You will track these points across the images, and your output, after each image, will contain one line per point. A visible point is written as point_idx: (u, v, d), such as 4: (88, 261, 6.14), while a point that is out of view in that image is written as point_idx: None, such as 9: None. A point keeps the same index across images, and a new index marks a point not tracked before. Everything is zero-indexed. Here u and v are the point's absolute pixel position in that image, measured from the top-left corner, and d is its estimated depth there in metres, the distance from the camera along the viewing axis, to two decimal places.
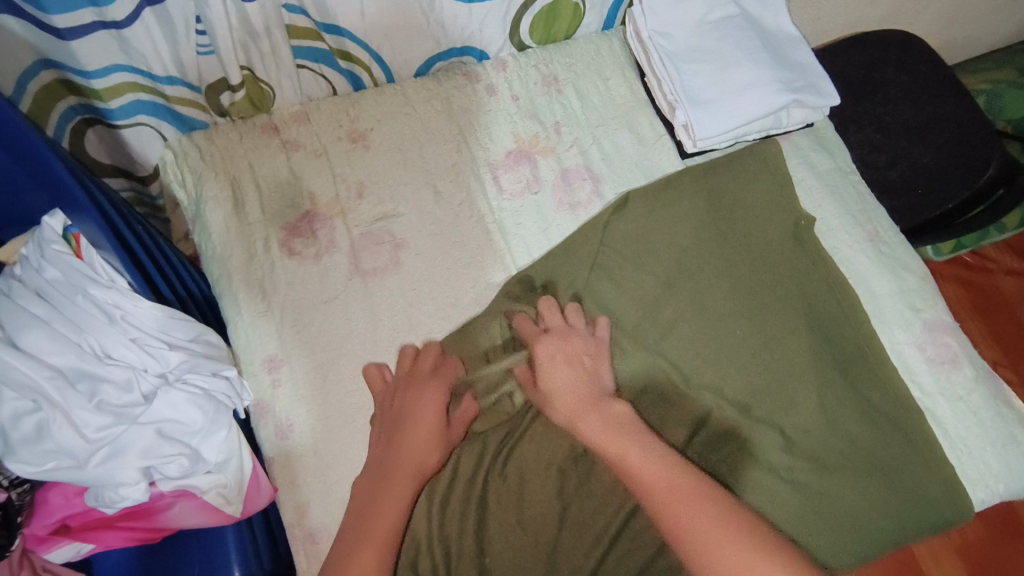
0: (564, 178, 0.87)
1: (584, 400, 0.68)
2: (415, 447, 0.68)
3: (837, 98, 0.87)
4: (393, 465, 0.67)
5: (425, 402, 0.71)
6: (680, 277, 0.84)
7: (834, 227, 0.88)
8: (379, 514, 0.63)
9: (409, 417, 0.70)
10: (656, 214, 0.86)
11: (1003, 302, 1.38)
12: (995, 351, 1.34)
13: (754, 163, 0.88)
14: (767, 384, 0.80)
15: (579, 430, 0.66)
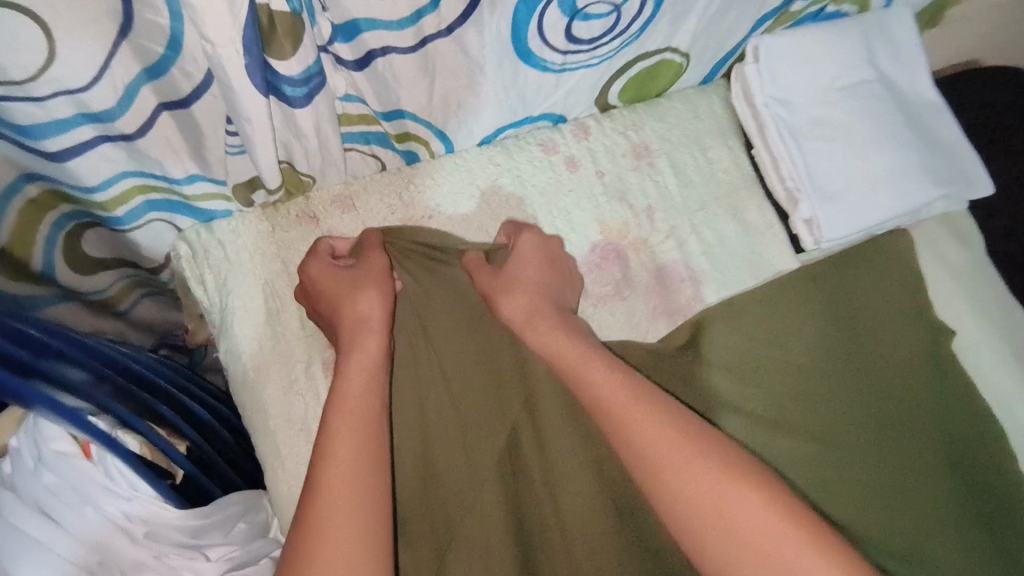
0: (660, 278, 0.74)
1: (542, 307, 0.64)
2: (366, 311, 0.61)
3: (992, 189, 0.73)
4: (352, 338, 0.60)
5: (335, 274, 0.64)
6: (797, 397, 0.70)
7: (974, 341, 0.75)
8: (351, 392, 0.56)
9: (346, 294, 0.62)
10: (768, 320, 0.72)
11: None
12: None
13: (878, 263, 0.76)
14: (907, 536, 0.65)
15: (536, 335, 0.62)
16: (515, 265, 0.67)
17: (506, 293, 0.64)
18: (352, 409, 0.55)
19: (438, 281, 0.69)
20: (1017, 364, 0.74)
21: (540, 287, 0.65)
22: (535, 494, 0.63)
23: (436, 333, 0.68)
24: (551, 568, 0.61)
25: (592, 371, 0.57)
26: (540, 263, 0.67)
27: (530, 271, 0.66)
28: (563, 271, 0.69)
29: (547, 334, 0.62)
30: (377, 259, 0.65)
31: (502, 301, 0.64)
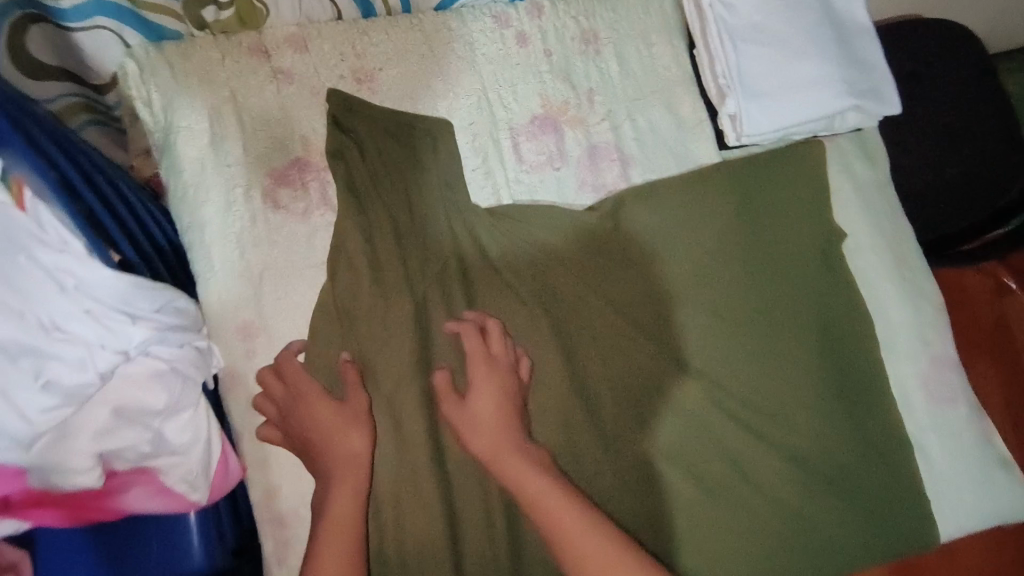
0: (591, 155, 0.79)
1: (518, 447, 0.66)
2: (331, 443, 0.64)
3: (899, 107, 0.79)
4: (325, 486, 0.64)
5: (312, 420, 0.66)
6: (703, 286, 0.79)
7: (863, 247, 0.83)
8: (340, 506, 0.62)
9: (309, 438, 0.65)
10: (683, 209, 0.79)
11: None
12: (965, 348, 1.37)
13: (793, 169, 0.82)
14: (768, 402, 0.79)
15: (501, 466, 0.65)
16: (474, 396, 0.68)
17: (477, 408, 0.67)
18: (339, 524, 0.61)
19: (393, 143, 0.73)
20: (896, 270, 0.84)
21: (502, 416, 0.67)
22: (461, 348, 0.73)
23: (380, 184, 0.72)
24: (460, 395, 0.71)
25: (563, 513, 0.62)
26: (500, 391, 0.68)
27: (485, 401, 0.68)
28: (515, 394, 0.69)
29: (511, 470, 0.64)
30: (313, 401, 0.66)
31: (468, 437, 0.67)
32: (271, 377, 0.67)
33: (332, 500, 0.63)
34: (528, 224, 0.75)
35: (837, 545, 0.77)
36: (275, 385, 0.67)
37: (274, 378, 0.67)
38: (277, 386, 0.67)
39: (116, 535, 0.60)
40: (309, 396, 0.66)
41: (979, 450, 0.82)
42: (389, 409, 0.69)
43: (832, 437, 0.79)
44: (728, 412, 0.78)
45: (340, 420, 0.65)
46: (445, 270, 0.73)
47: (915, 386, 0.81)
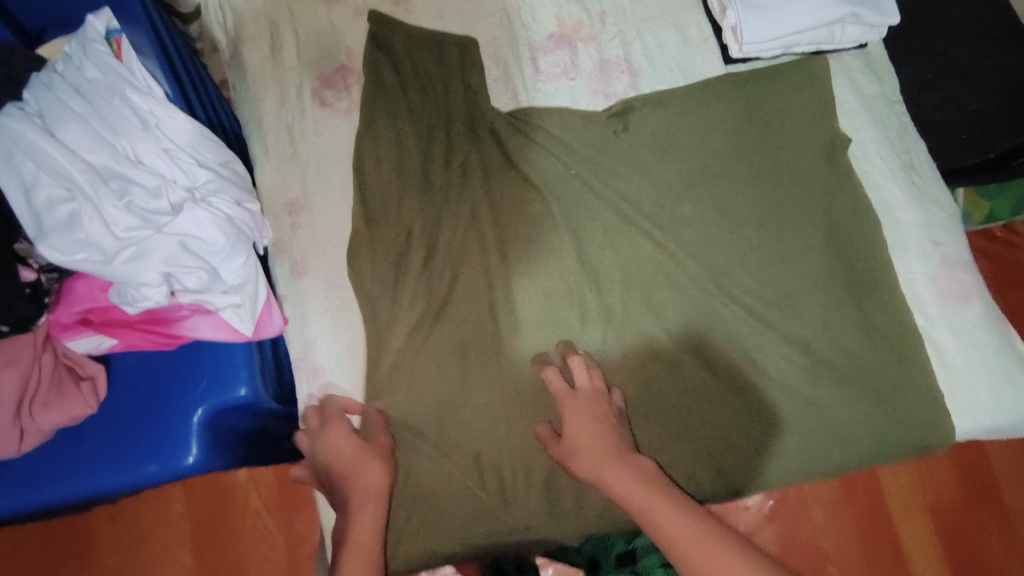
0: (602, 67, 0.87)
1: (625, 469, 0.67)
2: (356, 475, 0.67)
3: (899, 17, 0.83)
4: (350, 512, 0.65)
5: (338, 451, 0.69)
6: (707, 184, 0.83)
7: (869, 152, 0.86)
8: (356, 542, 0.63)
9: (337, 472, 0.68)
10: (690, 114, 0.85)
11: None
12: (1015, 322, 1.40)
13: (796, 78, 0.86)
14: (779, 294, 0.80)
15: (605, 480, 0.67)
16: (568, 421, 0.71)
17: (575, 434, 0.70)
18: (352, 562, 0.61)
19: (424, 55, 0.83)
20: (905, 176, 0.85)
21: (603, 435, 0.69)
22: (474, 229, 0.79)
23: (412, 88, 0.82)
24: (470, 270, 0.78)
25: (669, 521, 0.63)
26: (594, 415, 0.71)
27: (581, 425, 0.70)
28: (615, 431, 0.70)
29: (614, 484, 0.66)
30: (340, 435, 0.70)
31: (574, 463, 0.69)
32: (312, 413, 0.72)
33: (355, 525, 0.64)
34: (544, 123, 0.83)
35: (849, 433, 0.77)
36: (312, 421, 0.72)
37: (312, 417, 0.72)
38: (312, 423, 0.72)
39: (170, 364, 0.68)
40: (336, 437, 0.70)
41: (1000, 354, 0.79)
42: (405, 276, 0.76)
43: (842, 325, 0.79)
44: (738, 300, 0.79)
45: (367, 455, 0.69)
46: (460, 163, 0.80)
47: (925, 285, 0.81)
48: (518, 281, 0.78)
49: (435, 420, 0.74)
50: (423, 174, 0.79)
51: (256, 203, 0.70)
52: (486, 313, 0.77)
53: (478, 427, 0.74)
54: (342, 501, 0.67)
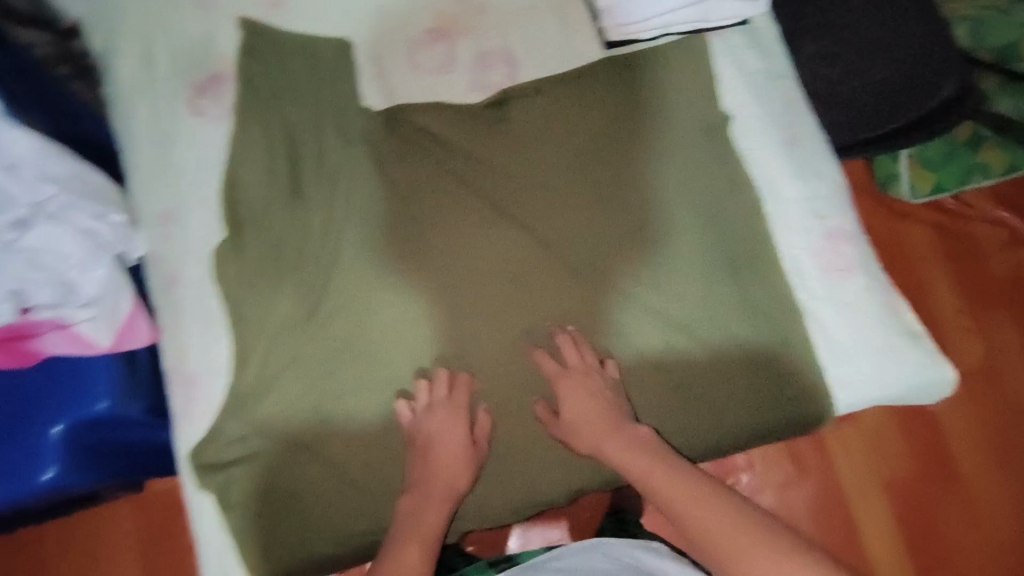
0: (480, 60, 0.86)
1: (641, 444, 0.73)
2: (451, 464, 0.74)
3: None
4: (422, 497, 0.72)
5: (451, 431, 0.75)
6: (588, 171, 0.84)
7: (750, 130, 0.86)
8: (426, 516, 0.71)
9: (431, 458, 0.74)
10: (569, 101, 0.85)
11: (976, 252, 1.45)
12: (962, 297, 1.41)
13: (676, 60, 0.86)
14: (658, 278, 0.82)
15: (602, 449, 0.74)
16: (567, 401, 0.76)
17: (574, 415, 0.76)
18: (424, 531, 0.69)
19: (300, 58, 0.83)
20: (788, 153, 0.85)
21: (602, 411, 0.75)
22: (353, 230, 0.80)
23: (283, 94, 0.82)
24: (348, 270, 0.79)
25: (679, 492, 0.68)
26: (595, 393, 0.76)
27: (583, 405, 0.75)
28: (618, 406, 0.76)
29: (613, 453, 0.73)
30: (444, 422, 0.75)
31: (578, 443, 0.76)
32: (422, 393, 0.77)
33: (425, 510, 0.71)
34: (421, 121, 0.83)
35: (727, 413, 0.80)
36: (422, 402, 0.76)
37: (425, 398, 0.76)
38: (423, 405, 0.76)
39: (33, 378, 0.71)
40: (443, 425, 0.75)
41: (883, 324, 0.80)
42: (283, 284, 0.77)
43: (715, 308, 0.81)
44: (618, 288, 0.82)
45: (467, 447, 0.75)
46: (334, 169, 0.81)
47: (806, 262, 0.81)
48: (395, 282, 0.80)
49: (316, 421, 0.76)
50: (301, 181, 0.80)
51: (120, 217, 0.71)
52: (363, 317, 0.78)
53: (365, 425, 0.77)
54: (416, 482, 0.73)
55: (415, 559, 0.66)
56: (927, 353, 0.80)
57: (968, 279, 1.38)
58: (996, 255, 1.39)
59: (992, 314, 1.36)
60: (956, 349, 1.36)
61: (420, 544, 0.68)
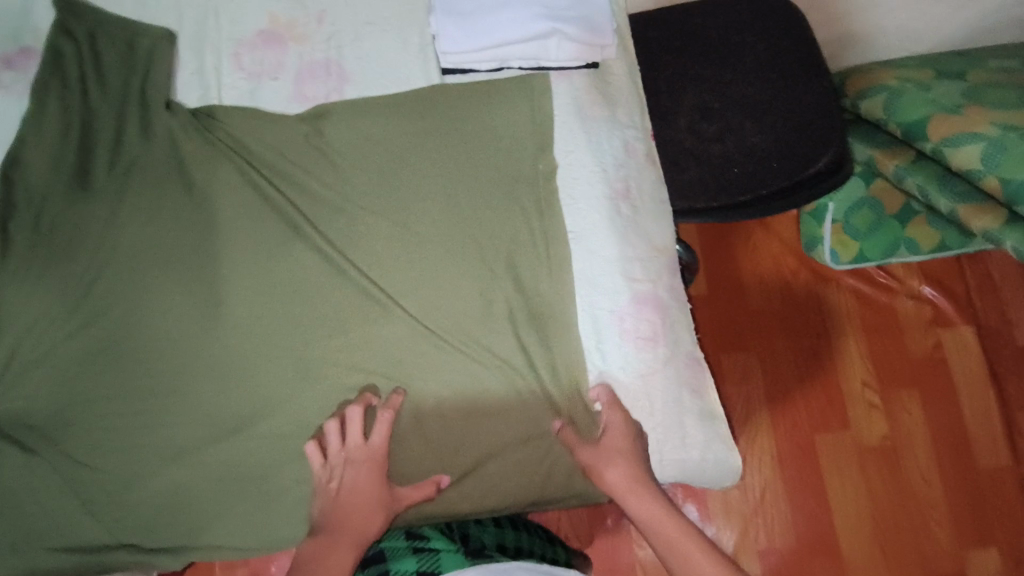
0: (308, 71, 0.83)
1: (634, 482, 0.74)
2: (365, 509, 0.72)
3: (609, 36, 0.81)
4: (330, 542, 0.71)
5: (363, 484, 0.73)
6: (400, 196, 0.78)
7: (578, 178, 0.81)
8: (331, 559, 0.70)
9: (342, 500, 0.72)
10: (391, 124, 0.80)
11: (893, 324, 1.40)
12: (866, 372, 1.37)
13: (511, 94, 0.81)
14: (453, 323, 0.77)
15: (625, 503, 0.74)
16: (601, 447, 0.74)
17: (603, 469, 0.74)
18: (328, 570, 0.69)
19: (115, 43, 0.80)
20: (615, 208, 0.80)
21: (632, 459, 0.74)
22: (138, 230, 0.75)
23: (92, 80, 0.79)
24: (118, 269, 0.74)
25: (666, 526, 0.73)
26: (631, 440, 0.74)
27: (614, 460, 0.74)
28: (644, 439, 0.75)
29: (622, 490, 0.74)
30: (366, 469, 0.73)
31: (606, 471, 0.74)
32: (335, 439, 0.73)
33: (326, 552, 0.70)
34: (233, 122, 0.79)
35: (495, 473, 0.77)
36: (335, 445, 0.73)
37: (338, 444, 0.73)
38: (336, 451, 0.73)
39: None
40: (364, 472, 0.73)
41: (675, 402, 0.77)
42: (48, 276, 0.73)
43: (509, 359, 0.76)
44: (411, 323, 0.76)
45: (377, 482, 0.73)
46: (130, 162, 0.77)
47: (610, 324, 0.77)
48: (168, 288, 0.74)
49: (57, 424, 0.72)
50: (88, 170, 0.76)
51: None
52: (128, 321, 0.73)
53: (110, 436, 0.72)
54: (326, 523, 0.72)
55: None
56: (718, 436, 0.78)
57: (882, 354, 1.38)
58: (914, 334, 1.39)
59: (897, 393, 1.36)
60: (858, 424, 1.34)
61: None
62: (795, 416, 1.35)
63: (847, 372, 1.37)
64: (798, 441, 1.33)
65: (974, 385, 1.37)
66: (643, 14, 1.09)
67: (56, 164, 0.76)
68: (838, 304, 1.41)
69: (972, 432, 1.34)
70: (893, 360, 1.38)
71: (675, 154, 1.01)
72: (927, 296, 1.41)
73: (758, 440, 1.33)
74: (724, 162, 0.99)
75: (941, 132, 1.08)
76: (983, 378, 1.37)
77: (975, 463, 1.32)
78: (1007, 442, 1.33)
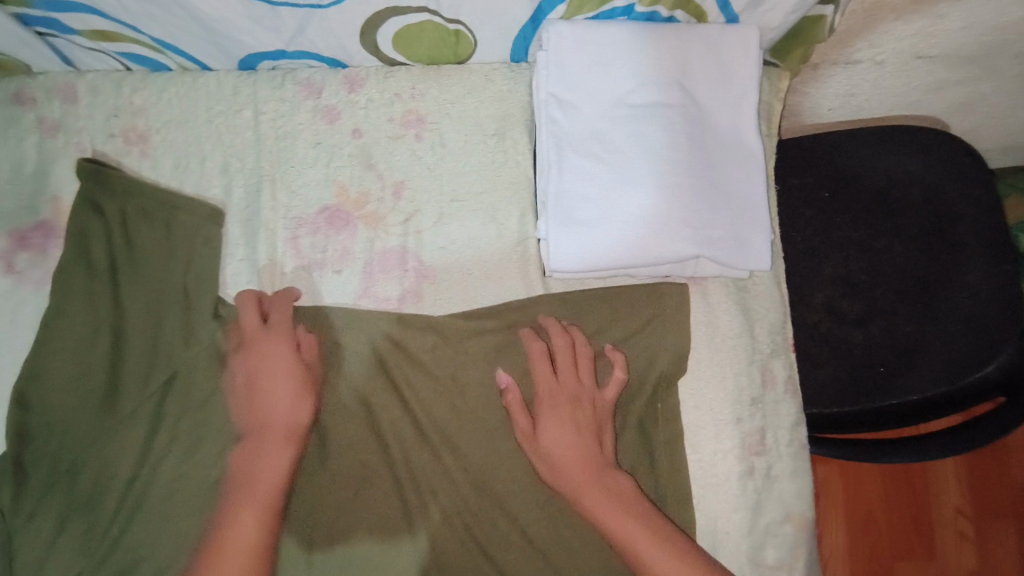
0: (378, 262, 0.67)
1: (577, 444, 0.61)
2: (280, 404, 0.61)
3: (765, 261, 0.63)
4: (258, 447, 0.60)
5: (273, 359, 0.63)
6: (482, 425, 0.66)
7: (704, 426, 0.66)
8: (265, 462, 0.60)
9: (264, 404, 0.62)
10: (479, 340, 0.66)
11: (999, 447, 1.18)
12: (961, 498, 1.18)
13: (625, 315, 0.66)
14: None
15: (573, 480, 0.61)
16: (542, 416, 0.63)
17: (546, 428, 0.62)
18: (256, 495, 0.58)
19: (149, 224, 0.66)
20: (748, 469, 0.66)
21: (571, 415, 0.63)
22: (170, 459, 0.63)
23: (124, 267, 0.65)
24: (147, 508, 0.62)
25: (630, 521, 0.58)
26: (571, 393, 0.63)
27: (559, 427, 0.62)
28: (586, 395, 0.64)
29: (576, 480, 0.61)
30: (280, 380, 0.62)
31: (546, 425, 0.62)
32: (252, 314, 0.64)
33: (255, 465, 0.60)
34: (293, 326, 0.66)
35: None
36: (251, 319, 0.64)
37: (255, 323, 0.64)
38: (253, 323, 0.64)
39: None
40: (275, 347, 0.63)
41: None
42: (65, 528, 0.61)
43: None
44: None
45: (299, 389, 0.62)
46: (168, 375, 0.64)
47: None
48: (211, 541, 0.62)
49: None
50: (113, 388, 0.63)
51: None
52: None
53: None
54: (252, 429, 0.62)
55: (261, 534, 0.57)
56: None
57: (981, 480, 1.18)
58: (1021, 460, 1.18)
59: (994, 523, 1.17)
60: (946, 553, 1.17)
61: (261, 516, 0.57)
62: (875, 539, 1.18)
63: (940, 494, 1.18)
64: (877, 568, 1.16)
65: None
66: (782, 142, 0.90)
67: (76, 380, 0.63)
68: None
69: None
70: (996, 488, 1.17)
71: (806, 341, 0.84)
72: None
73: (831, 558, 1.18)
74: (866, 356, 0.81)
75: None
76: None
77: None
78: None
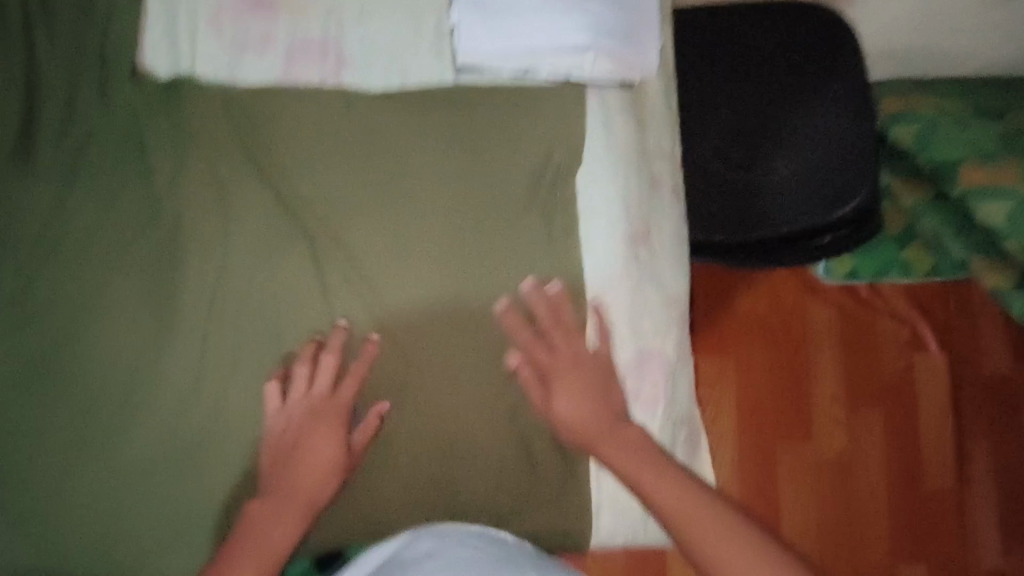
0: (299, 49, 0.71)
1: (597, 413, 0.67)
2: (315, 463, 0.62)
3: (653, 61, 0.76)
4: (280, 506, 0.60)
5: (318, 444, 0.63)
6: (397, 200, 0.70)
7: (596, 214, 0.74)
8: (299, 471, 0.61)
9: (291, 464, 0.62)
10: (399, 122, 0.70)
11: (871, 342, 1.34)
12: (836, 388, 1.33)
13: (530, 106, 0.73)
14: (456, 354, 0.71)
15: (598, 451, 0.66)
16: (557, 393, 0.68)
17: (559, 398, 0.68)
18: (286, 492, 0.61)
19: None
20: (633, 254, 0.74)
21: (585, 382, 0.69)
22: (86, 213, 0.65)
23: (39, 27, 0.66)
24: (63, 254, 0.65)
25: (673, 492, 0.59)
26: (581, 360, 0.70)
27: (571, 395, 0.68)
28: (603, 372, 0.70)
29: (606, 454, 0.65)
30: (324, 432, 0.63)
31: (560, 396, 0.68)
32: (300, 384, 0.65)
33: (275, 512, 0.59)
34: (219, 101, 0.68)
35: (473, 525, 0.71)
36: (298, 390, 0.65)
37: (301, 390, 0.65)
38: (295, 396, 0.65)
39: None
40: (322, 428, 0.63)
41: None
42: None
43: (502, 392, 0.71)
44: (401, 349, 0.69)
45: (338, 439, 0.63)
46: (84, 135, 0.66)
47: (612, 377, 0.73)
48: (131, 287, 0.65)
49: None
50: (28, 140, 0.65)
51: None
52: (73, 323, 0.64)
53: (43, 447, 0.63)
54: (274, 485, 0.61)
55: (286, 534, 0.58)
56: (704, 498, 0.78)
57: (855, 372, 1.34)
58: (889, 355, 1.35)
59: (860, 409, 1.33)
60: (821, 437, 1.32)
61: (299, 513, 0.60)
62: (761, 424, 1.31)
63: (818, 385, 1.33)
64: (762, 449, 1.30)
65: (931, 412, 1.34)
66: (690, 12, 1.00)
67: None
68: (820, 318, 1.34)
69: (925, 458, 1.33)
70: (867, 378, 1.34)
71: (693, 175, 0.95)
72: (907, 318, 1.35)
73: (723, 442, 1.30)
74: (746, 195, 0.92)
75: (972, 180, 0.97)
76: (946, 408, 1.35)
77: (919, 484, 1.33)
78: (955, 462, 1.34)
